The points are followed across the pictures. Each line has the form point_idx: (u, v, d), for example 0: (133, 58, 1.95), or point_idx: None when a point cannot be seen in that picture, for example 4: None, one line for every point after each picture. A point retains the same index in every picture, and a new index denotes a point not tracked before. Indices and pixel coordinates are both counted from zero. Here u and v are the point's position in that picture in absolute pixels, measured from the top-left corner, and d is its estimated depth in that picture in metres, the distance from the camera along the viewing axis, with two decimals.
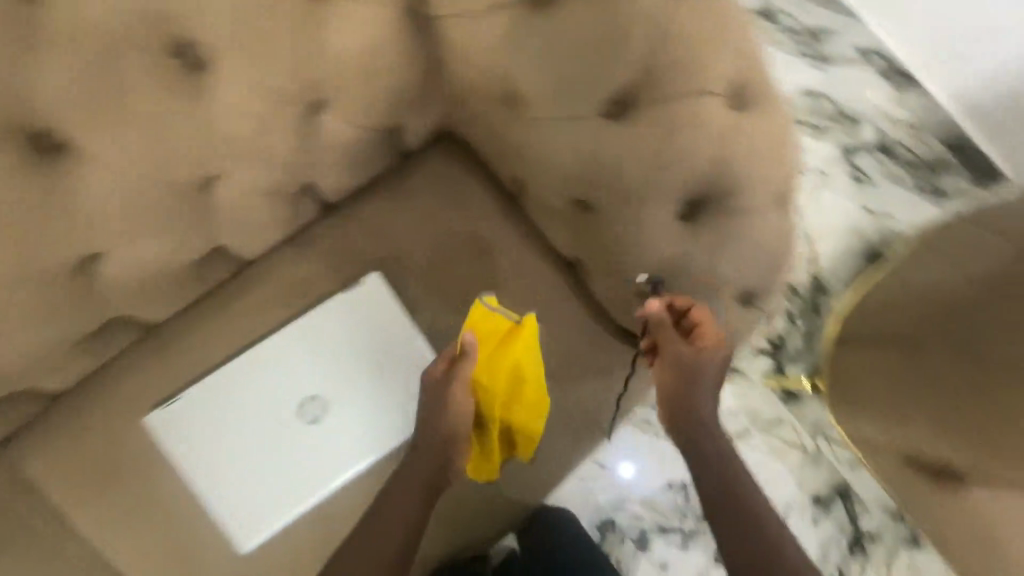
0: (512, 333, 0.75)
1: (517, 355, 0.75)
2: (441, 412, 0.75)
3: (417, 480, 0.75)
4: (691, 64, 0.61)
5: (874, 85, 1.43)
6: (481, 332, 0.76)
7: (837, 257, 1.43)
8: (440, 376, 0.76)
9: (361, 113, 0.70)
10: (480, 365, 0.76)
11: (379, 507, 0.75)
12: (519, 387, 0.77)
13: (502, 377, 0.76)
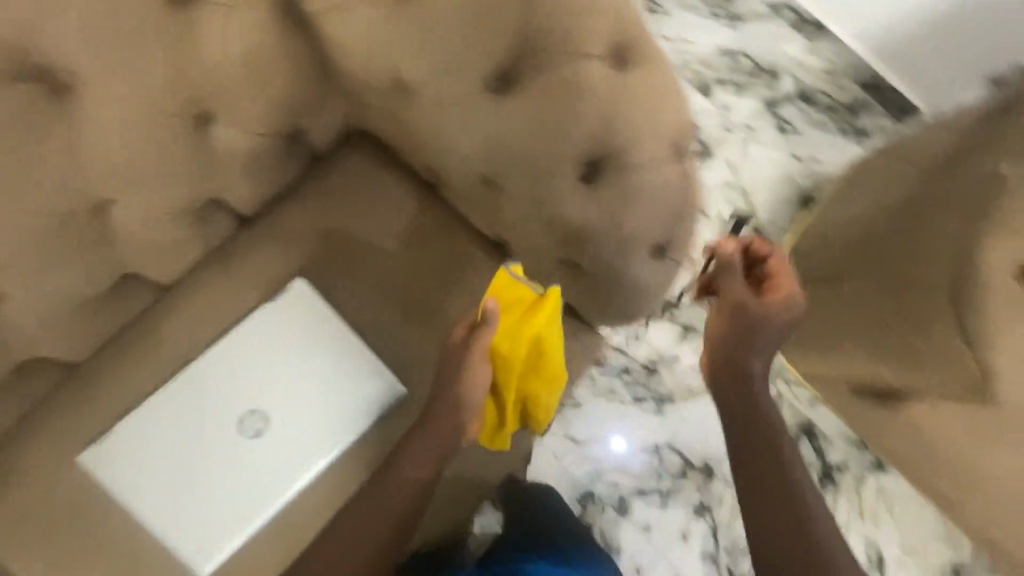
0: (533, 306, 0.79)
1: (537, 324, 0.78)
2: (460, 377, 0.77)
3: (427, 447, 0.77)
4: (565, 32, 0.62)
5: (786, 38, 1.64)
6: (505, 301, 0.80)
7: (774, 204, 1.59)
8: (458, 341, 0.78)
9: (251, 114, 0.69)
10: (500, 333, 0.79)
11: (388, 476, 0.76)
12: (538, 357, 0.82)
13: (522, 345, 0.79)
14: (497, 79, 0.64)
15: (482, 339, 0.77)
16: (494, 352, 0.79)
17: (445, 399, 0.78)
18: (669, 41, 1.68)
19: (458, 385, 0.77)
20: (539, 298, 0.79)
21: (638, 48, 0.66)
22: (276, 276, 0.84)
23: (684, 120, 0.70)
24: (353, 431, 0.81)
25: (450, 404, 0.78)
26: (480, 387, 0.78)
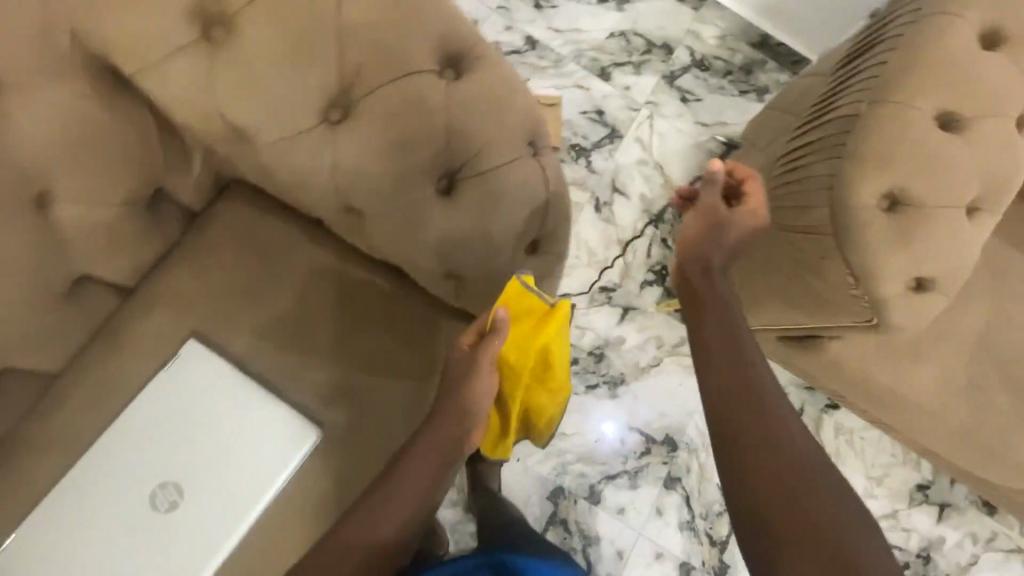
0: (544, 319, 0.74)
1: (547, 338, 0.73)
2: (466, 386, 0.74)
3: (428, 455, 0.76)
4: (386, 52, 0.63)
5: (673, 13, 1.69)
6: (514, 311, 0.74)
7: (689, 174, 1.61)
8: (466, 350, 0.75)
9: (95, 185, 0.69)
10: (508, 344, 0.74)
11: (386, 492, 0.75)
12: (547, 368, 0.78)
13: (531, 360, 0.75)
14: (334, 112, 0.65)
15: (491, 349, 0.73)
16: (502, 360, 0.76)
17: (443, 405, 0.76)
18: (560, 32, 1.66)
19: (461, 392, 0.74)
20: (550, 310, 0.74)
21: (468, 54, 0.68)
22: (166, 341, 0.82)
23: (531, 113, 0.71)
24: (278, 479, 0.80)
25: (455, 412, 0.75)
26: (488, 399, 0.75)
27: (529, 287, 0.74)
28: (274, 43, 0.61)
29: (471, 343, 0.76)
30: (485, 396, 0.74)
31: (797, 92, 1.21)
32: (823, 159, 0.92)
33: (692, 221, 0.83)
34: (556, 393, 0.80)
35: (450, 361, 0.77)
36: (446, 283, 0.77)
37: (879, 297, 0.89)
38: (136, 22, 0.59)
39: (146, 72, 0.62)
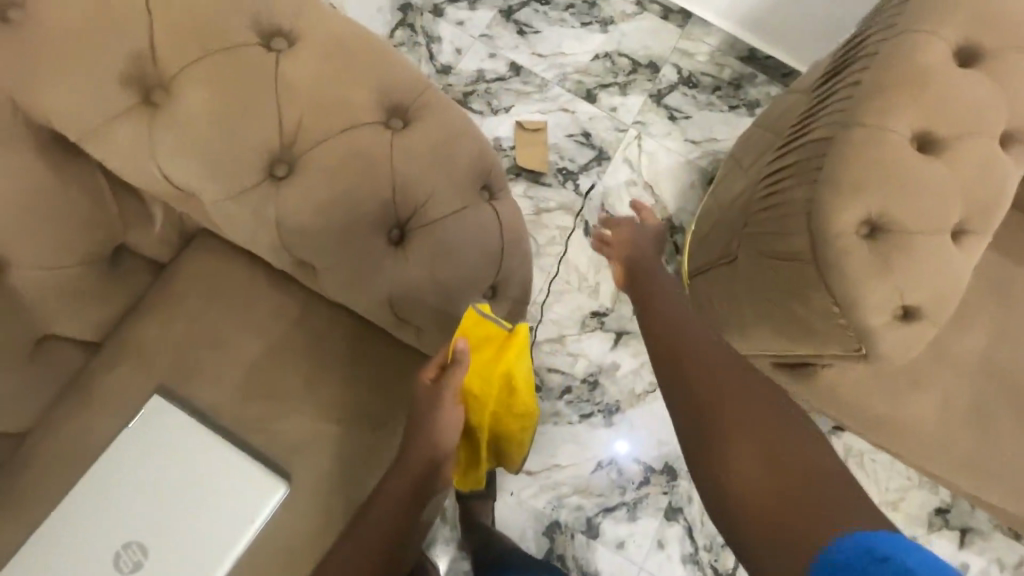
0: (504, 346, 0.71)
1: (508, 367, 0.71)
2: (431, 421, 0.72)
3: (398, 492, 0.72)
4: (329, 108, 0.63)
5: (658, 31, 1.63)
6: (473, 341, 0.71)
7: (680, 193, 1.56)
8: (428, 384, 0.72)
9: (53, 248, 0.69)
10: (471, 374, 0.72)
11: (360, 534, 0.71)
12: (512, 396, 0.76)
13: (496, 388, 0.73)
14: (278, 168, 0.64)
15: (452, 380, 0.70)
16: (464, 392, 0.73)
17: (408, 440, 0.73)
18: (544, 57, 1.60)
19: (425, 425, 0.72)
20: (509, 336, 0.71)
21: (416, 103, 0.68)
22: (133, 396, 0.81)
23: (484, 157, 0.71)
24: (244, 535, 0.78)
25: (419, 445, 0.72)
26: (457, 432, 0.73)
27: (486, 314, 0.71)
28: (216, 103, 0.61)
29: (433, 376, 0.73)
30: (453, 427, 0.72)
31: (780, 109, 1.18)
32: (803, 183, 0.88)
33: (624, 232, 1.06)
34: (522, 416, 0.79)
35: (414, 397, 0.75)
36: (406, 330, 0.75)
37: (865, 326, 0.85)
38: (76, 88, 0.60)
39: (90, 137, 0.62)
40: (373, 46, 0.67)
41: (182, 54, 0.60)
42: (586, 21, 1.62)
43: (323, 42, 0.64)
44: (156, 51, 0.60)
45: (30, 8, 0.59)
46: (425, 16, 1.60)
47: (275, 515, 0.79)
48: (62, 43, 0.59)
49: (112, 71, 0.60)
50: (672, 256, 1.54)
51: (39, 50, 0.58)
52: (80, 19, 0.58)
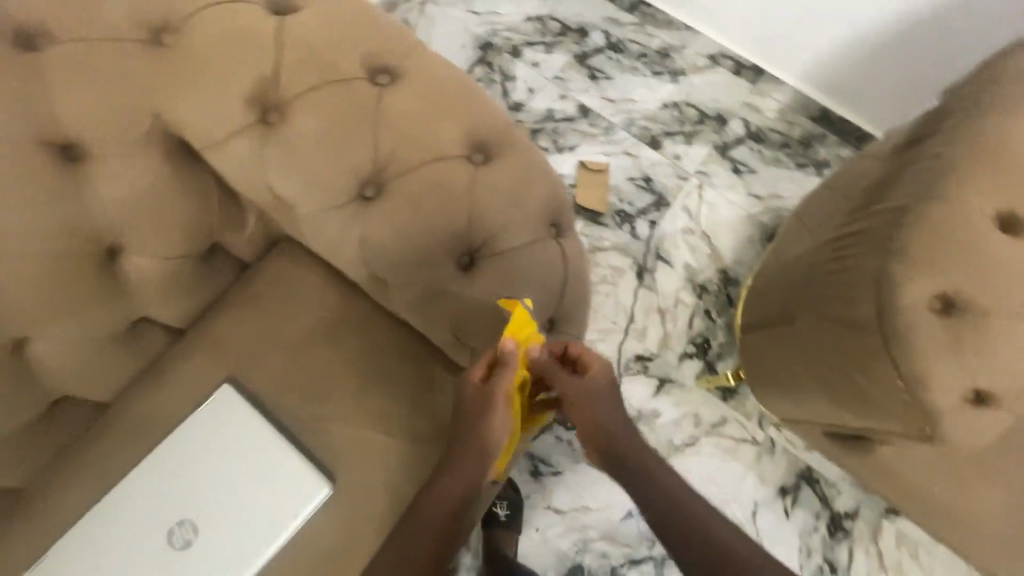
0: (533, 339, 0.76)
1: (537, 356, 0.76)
2: (483, 422, 0.74)
3: (449, 494, 0.74)
4: (422, 140, 0.69)
5: (729, 85, 1.64)
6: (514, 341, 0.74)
7: (739, 246, 1.55)
8: (479, 386, 0.73)
9: (164, 246, 0.74)
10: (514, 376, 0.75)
11: (414, 533, 0.72)
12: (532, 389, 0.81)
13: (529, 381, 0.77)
14: (368, 189, 0.69)
15: (505, 378, 0.72)
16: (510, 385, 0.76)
17: (456, 445, 0.76)
18: (613, 102, 1.65)
19: (475, 429, 0.75)
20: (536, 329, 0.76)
21: (499, 141, 0.73)
22: (206, 384, 0.87)
23: (554, 197, 0.75)
24: (291, 527, 0.82)
25: (470, 447, 0.74)
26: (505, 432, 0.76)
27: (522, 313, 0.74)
28: (326, 126, 0.68)
29: (481, 376, 0.75)
30: (502, 427, 0.74)
31: (849, 174, 1.17)
32: (873, 251, 0.87)
33: (578, 415, 0.77)
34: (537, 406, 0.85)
35: (459, 403, 0.75)
36: (463, 352, 0.78)
37: (932, 405, 0.82)
38: (211, 103, 0.67)
39: (213, 146, 0.69)
40: (466, 86, 0.73)
41: (302, 80, 0.68)
42: (657, 71, 1.66)
43: (424, 80, 0.70)
44: (280, 77, 0.67)
45: (182, 33, 0.67)
46: (503, 56, 1.68)
47: (317, 514, 0.82)
48: (205, 64, 0.66)
49: (242, 91, 0.67)
50: (724, 308, 1.52)
51: (186, 70, 0.67)
52: (223, 44, 0.66)
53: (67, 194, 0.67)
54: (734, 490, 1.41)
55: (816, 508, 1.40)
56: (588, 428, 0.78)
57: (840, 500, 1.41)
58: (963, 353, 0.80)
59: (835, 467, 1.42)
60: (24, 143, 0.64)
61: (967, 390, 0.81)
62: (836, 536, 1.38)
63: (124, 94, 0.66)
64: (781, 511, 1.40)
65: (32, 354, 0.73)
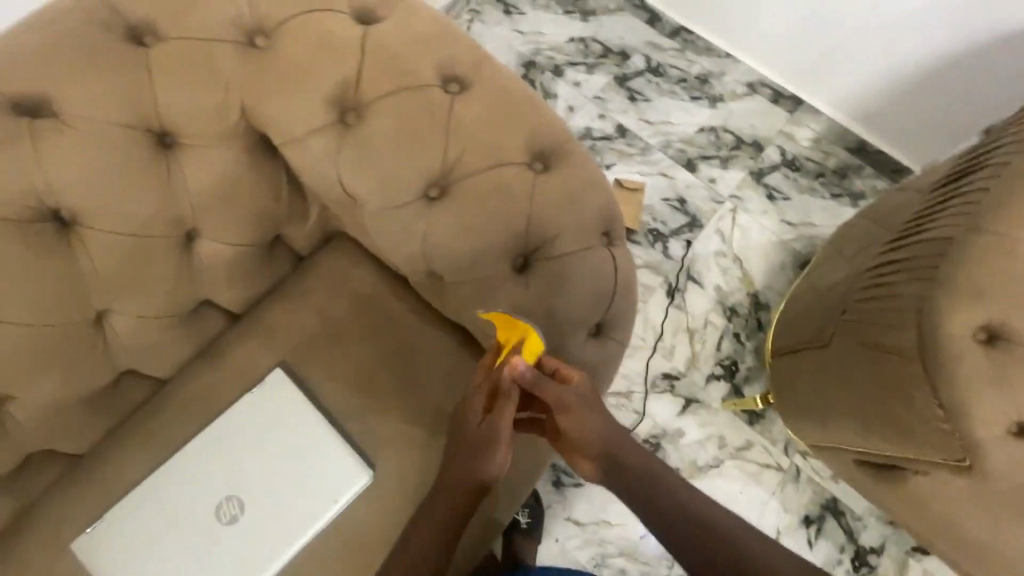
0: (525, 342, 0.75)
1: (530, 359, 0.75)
2: (481, 453, 0.75)
3: (442, 507, 0.76)
4: (486, 147, 0.73)
5: (768, 112, 1.64)
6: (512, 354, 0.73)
7: (770, 271, 1.56)
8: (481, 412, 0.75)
9: (239, 233, 0.79)
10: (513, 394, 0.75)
11: (425, 532, 0.76)
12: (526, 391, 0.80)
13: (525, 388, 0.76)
14: (433, 190, 0.74)
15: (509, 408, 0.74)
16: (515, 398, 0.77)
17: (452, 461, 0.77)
18: (650, 124, 1.67)
19: (470, 448, 0.76)
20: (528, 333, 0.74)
21: (558, 151, 0.76)
22: (259, 368, 0.91)
23: (607, 208, 0.78)
24: (334, 509, 0.86)
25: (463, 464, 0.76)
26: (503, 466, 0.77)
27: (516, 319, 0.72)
28: (400, 129, 0.72)
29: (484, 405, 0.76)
30: (500, 460, 0.76)
31: (890, 205, 1.18)
32: (917, 280, 0.88)
33: (570, 422, 0.75)
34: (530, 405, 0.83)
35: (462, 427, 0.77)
36: None
37: (971, 436, 0.82)
38: (296, 102, 0.72)
39: (294, 142, 0.74)
40: (529, 99, 0.76)
41: (381, 85, 0.72)
42: (695, 95, 1.68)
43: (491, 90, 0.75)
44: (361, 82, 0.72)
45: (275, 37, 0.72)
46: (545, 75, 1.71)
47: (357, 500, 0.86)
48: (294, 65, 0.71)
49: (326, 92, 0.72)
50: (752, 333, 1.52)
51: (275, 71, 0.72)
52: (311, 48, 0.71)
53: (161, 180, 0.72)
54: (757, 516, 1.40)
55: (840, 540, 1.38)
56: (583, 437, 0.76)
57: (865, 534, 1.39)
58: (1007, 385, 0.80)
59: (862, 499, 1.40)
60: (123, 129, 0.68)
61: (1010, 423, 0.81)
62: (860, 570, 1.36)
63: (217, 90, 0.71)
64: (804, 541, 1.38)
65: (110, 327, 0.78)
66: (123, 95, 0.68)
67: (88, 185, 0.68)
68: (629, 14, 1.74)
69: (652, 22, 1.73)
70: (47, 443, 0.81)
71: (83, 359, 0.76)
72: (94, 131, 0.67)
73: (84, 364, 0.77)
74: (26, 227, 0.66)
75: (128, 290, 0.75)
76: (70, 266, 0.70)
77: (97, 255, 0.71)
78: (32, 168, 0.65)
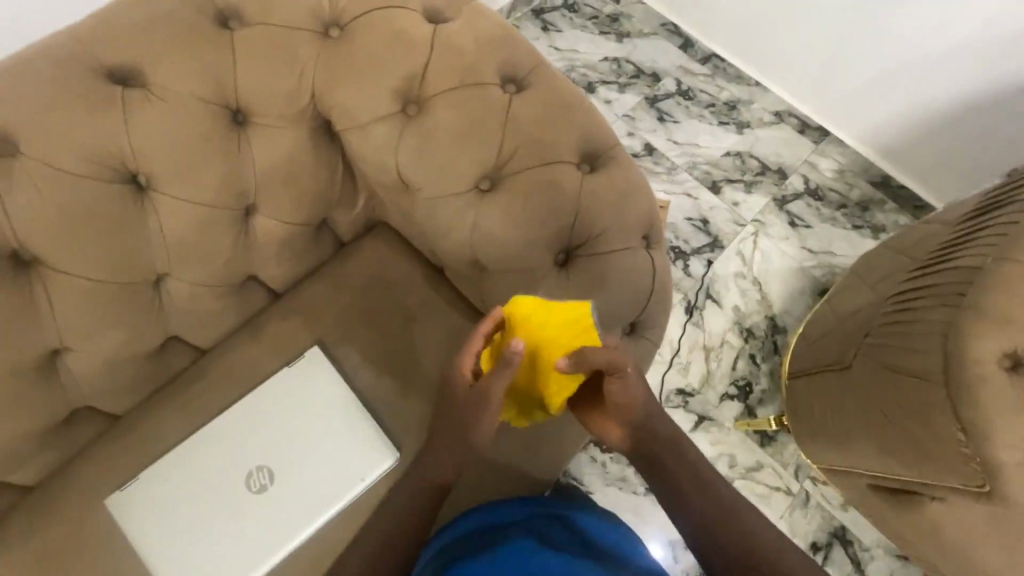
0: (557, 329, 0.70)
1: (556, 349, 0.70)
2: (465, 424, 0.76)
3: (424, 474, 0.79)
4: (538, 145, 0.77)
5: (795, 141, 1.68)
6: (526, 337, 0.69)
7: (789, 296, 1.58)
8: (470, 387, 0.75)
9: (295, 211, 0.83)
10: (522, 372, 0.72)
11: (427, 510, 0.79)
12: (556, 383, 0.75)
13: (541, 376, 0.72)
14: (484, 182, 0.77)
15: (503, 377, 0.69)
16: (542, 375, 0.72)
17: (439, 431, 0.79)
18: (678, 145, 1.70)
19: (455, 421, 0.77)
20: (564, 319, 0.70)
21: (606, 154, 0.80)
22: (296, 345, 0.94)
23: (648, 213, 0.81)
24: (359, 488, 0.88)
25: (449, 434, 0.78)
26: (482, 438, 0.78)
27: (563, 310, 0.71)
28: (459, 122, 0.76)
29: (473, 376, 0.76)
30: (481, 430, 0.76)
31: (914, 235, 1.19)
32: (945, 305, 0.90)
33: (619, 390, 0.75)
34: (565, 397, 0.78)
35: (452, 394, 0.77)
36: None
37: (994, 461, 0.82)
38: (363, 91, 0.76)
39: (358, 129, 0.78)
40: (582, 103, 0.80)
41: (444, 81, 0.76)
42: (724, 120, 1.71)
43: (547, 93, 0.79)
44: (426, 76, 0.76)
45: (349, 30, 0.77)
46: None
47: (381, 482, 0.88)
48: (364, 56, 0.76)
49: (393, 83, 0.76)
50: (768, 355, 1.54)
51: (347, 60, 0.76)
52: (382, 42, 0.76)
53: (231, 154, 0.75)
54: None
55: (847, 569, 1.38)
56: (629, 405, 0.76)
57: (872, 565, 1.38)
58: None
59: (871, 529, 1.40)
60: (203, 104, 0.73)
61: None
62: None
63: (291, 74, 0.75)
64: None
65: (165, 292, 0.81)
66: (207, 74, 0.72)
67: (166, 154, 0.72)
68: (663, 38, 1.78)
69: (685, 48, 1.76)
70: (92, 400, 0.84)
71: (138, 320, 0.80)
72: (178, 105, 0.71)
73: (139, 324, 0.80)
74: (106, 188, 0.70)
75: (187, 256, 0.78)
76: (139, 229, 0.74)
77: (165, 221, 0.75)
78: (118, 132, 0.69)
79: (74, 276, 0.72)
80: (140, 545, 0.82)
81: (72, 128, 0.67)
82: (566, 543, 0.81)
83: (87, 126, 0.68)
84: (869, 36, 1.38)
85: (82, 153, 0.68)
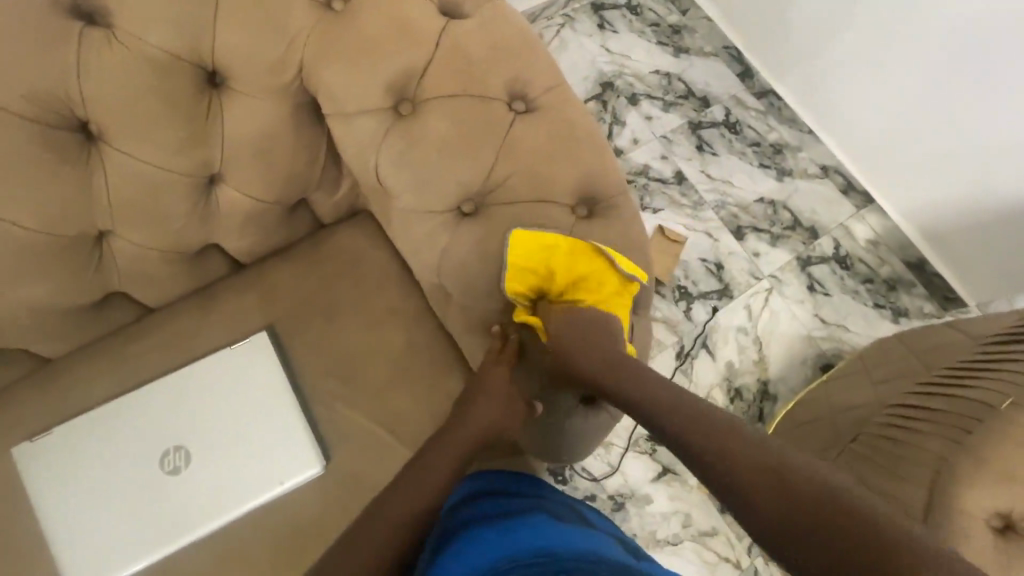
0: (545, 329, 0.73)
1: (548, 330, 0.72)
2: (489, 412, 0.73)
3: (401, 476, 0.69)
4: (533, 175, 0.68)
5: (834, 202, 1.52)
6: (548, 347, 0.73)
7: (788, 364, 1.43)
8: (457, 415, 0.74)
9: (261, 188, 0.76)
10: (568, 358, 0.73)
11: None
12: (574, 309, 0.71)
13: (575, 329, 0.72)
14: (466, 205, 0.70)
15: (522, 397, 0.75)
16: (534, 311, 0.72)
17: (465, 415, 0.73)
18: (711, 179, 1.55)
19: (491, 411, 0.73)
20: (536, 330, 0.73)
21: (606, 201, 0.71)
22: (245, 324, 0.88)
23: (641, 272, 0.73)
24: (278, 488, 0.82)
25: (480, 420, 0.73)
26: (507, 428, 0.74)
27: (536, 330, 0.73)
28: (451, 133, 0.68)
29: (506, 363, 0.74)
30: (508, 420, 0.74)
31: (931, 339, 1.08)
32: (943, 436, 0.82)
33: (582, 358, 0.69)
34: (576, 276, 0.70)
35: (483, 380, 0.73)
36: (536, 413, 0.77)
37: None
38: (352, 76, 0.68)
39: (344, 117, 0.70)
40: (594, 137, 0.71)
41: (445, 84, 0.68)
42: (763, 163, 1.56)
43: (559, 120, 0.70)
44: (427, 74, 0.68)
45: (352, 5, 0.68)
46: (620, 99, 1.61)
47: (300, 486, 0.82)
48: (361, 38, 0.67)
49: (388, 75, 0.68)
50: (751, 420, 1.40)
51: (342, 39, 0.68)
52: (386, 27, 0.67)
53: (196, 119, 0.69)
54: None
55: None
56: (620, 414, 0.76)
57: None
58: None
59: None
60: (173, 59, 0.66)
61: None
62: None
63: (277, 43, 0.67)
64: None
65: (109, 247, 0.77)
66: (184, 28, 0.65)
67: (121, 107, 0.66)
68: (723, 62, 1.62)
69: (743, 77, 1.60)
70: (23, 342, 0.81)
71: (74, 271, 0.75)
72: (144, 55, 0.65)
73: (76, 275, 0.76)
74: (49, 133, 0.66)
75: (137, 215, 0.73)
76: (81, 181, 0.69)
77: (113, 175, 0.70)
78: (73, 76, 0.64)
79: (4, 221, 0.68)
80: (37, 501, 0.78)
81: (21, 62, 0.62)
82: (562, 509, 0.70)
83: (36, 62, 0.62)
84: (924, 88, 1.23)
85: (26, 92, 0.63)
